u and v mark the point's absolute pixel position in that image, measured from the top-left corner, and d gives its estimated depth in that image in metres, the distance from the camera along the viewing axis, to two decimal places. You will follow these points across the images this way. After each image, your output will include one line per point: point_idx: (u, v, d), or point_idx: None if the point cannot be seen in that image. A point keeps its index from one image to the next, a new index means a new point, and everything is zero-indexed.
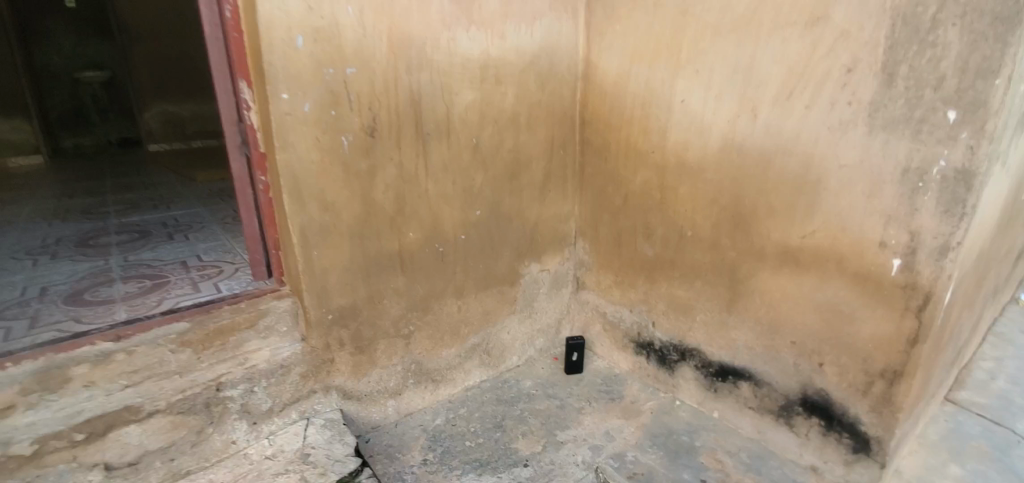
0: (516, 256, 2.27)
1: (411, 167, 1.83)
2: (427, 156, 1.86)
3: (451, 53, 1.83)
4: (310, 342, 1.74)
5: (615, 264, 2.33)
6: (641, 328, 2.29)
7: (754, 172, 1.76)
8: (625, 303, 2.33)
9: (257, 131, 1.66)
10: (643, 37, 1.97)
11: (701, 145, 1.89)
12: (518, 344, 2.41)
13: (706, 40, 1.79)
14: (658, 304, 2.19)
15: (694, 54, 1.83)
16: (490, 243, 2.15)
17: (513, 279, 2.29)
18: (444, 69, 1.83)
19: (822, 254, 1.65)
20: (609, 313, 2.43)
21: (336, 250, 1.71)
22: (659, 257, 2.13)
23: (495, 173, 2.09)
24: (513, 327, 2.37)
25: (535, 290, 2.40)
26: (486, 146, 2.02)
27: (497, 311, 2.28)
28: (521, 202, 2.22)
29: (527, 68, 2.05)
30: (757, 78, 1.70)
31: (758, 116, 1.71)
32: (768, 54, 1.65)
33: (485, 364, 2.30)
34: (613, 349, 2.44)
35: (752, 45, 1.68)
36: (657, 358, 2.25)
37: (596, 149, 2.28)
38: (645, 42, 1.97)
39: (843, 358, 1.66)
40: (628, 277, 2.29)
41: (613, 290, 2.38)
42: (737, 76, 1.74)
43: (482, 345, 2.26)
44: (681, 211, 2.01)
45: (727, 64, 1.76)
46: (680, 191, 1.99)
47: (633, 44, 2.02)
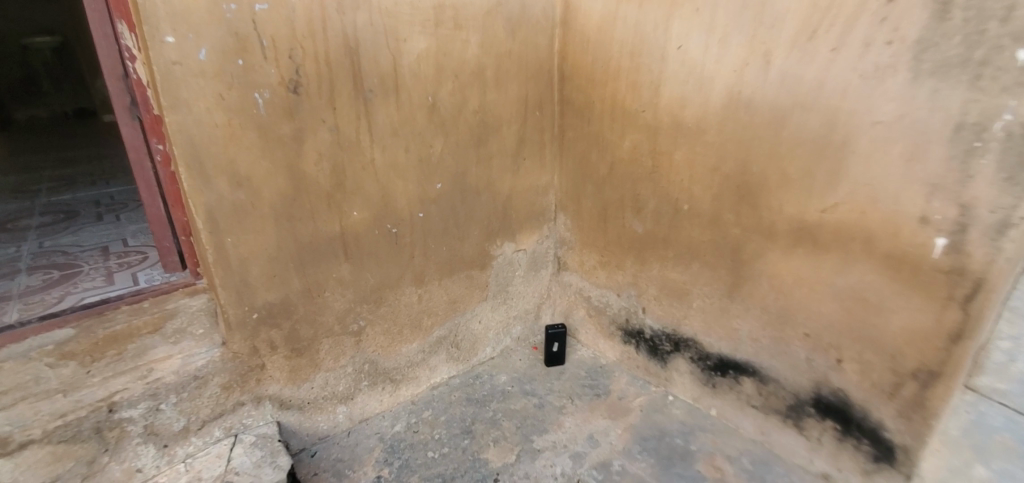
0: (486, 235, 1.97)
1: (351, 132, 1.50)
2: (371, 118, 1.53)
3: None
4: (233, 347, 1.44)
5: (601, 242, 2.04)
6: (629, 315, 2.02)
7: (765, 133, 1.46)
8: (611, 287, 2.06)
9: (146, 87, 1.31)
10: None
11: (702, 101, 1.57)
12: (491, 334, 2.14)
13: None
14: (649, 288, 1.91)
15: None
16: (454, 222, 1.85)
17: (484, 261, 1.99)
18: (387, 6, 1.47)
19: (847, 231, 1.36)
20: (594, 297, 2.15)
21: (258, 236, 1.40)
22: (650, 234, 1.84)
23: (457, 138, 1.76)
24: (485, 316, 2.09)
25: (510, 273, 2.11)
26: (446, 106, 1.69)
27: (466, 298, 1.99)
28: (491, 172, 1.90)
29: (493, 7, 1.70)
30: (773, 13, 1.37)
31: (774, 61, 1.39)
32: None
33: (454, 358, 2.03)
34: (599, 337, 2.18)
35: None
36: (647, 349, 1.99)
37: (578, 109, 1.95)
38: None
39: (868, 354, 1.40)
40: (615, 257, 2.00)
41: (598, 271, 2.09)
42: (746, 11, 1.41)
43: (449, 338, 1.98)
44: (677, 181, 1.71)
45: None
46: (676, 157, 1.69)
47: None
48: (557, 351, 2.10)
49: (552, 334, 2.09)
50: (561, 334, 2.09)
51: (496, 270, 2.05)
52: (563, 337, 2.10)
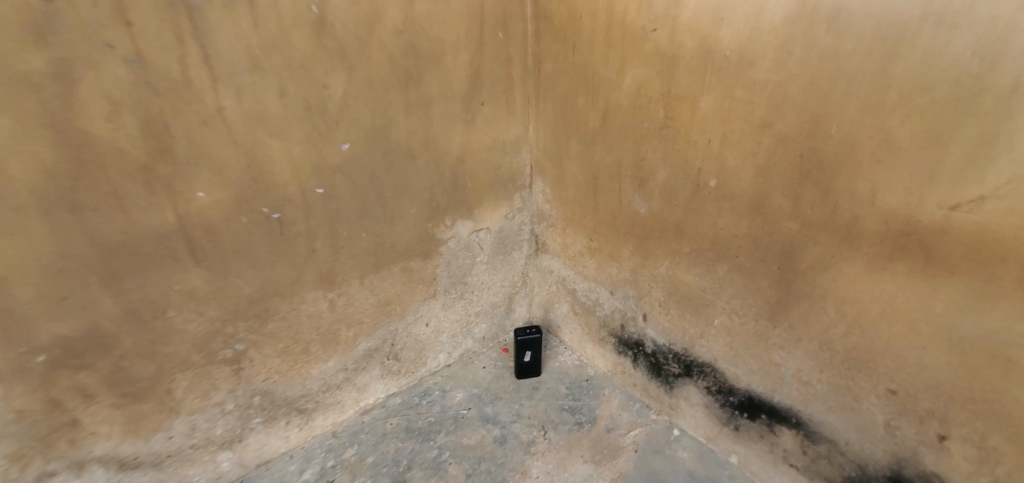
0: (428, 214, 1.41)
1: (170, 67, 0.93)
2: (204, 41, 0.94)
3: None
4: (15, 404, 0.97)
5: (588, 222, 1.48)
6: (626, 320, 1.50)
7: (860, 68, 0.85)
8: (603, 281, 1.51)
9: None
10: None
11: (746, 12, 0.95)
12: (445, 337, 1.63)
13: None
14: (653, 291, 1.37)
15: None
16: (375, 198, 1.29)
17: (427, 249, 1.46)
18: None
19: (993, 245, 0.79)
20: (580, 291, 1.62)
21: (20, 239, 0.88)
22: (656, 218, 1.28)
23: (370, 74, 1.16)
24: (434, 317, 1.57)
25: (467, 261, 1.57)
26: (344, 23, 1.08)
27: (403, 298, 1.47)
28: (429, 124, 1.31)
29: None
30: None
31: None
32: None
33: (393, 373, 1.54)
34: (587, 340, 1.66)
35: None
36: (648, 366, 1.48)
37: (558, 27, 1.31)
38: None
39: (993, 436, 0.87)
40: (607, 243, 1.45)
41: (586, 258, 1.55)
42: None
43: (383, 349, 1.48)
44: (702, 144, 1.11)
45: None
46: (703, 106, 1.08)
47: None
48: (530, 361, 1.61)
49: (523, 340, 1.58)
50: (537, 339, 1.59)
51: (446, 258, 1.52)
52: (538, 343, 1.59)
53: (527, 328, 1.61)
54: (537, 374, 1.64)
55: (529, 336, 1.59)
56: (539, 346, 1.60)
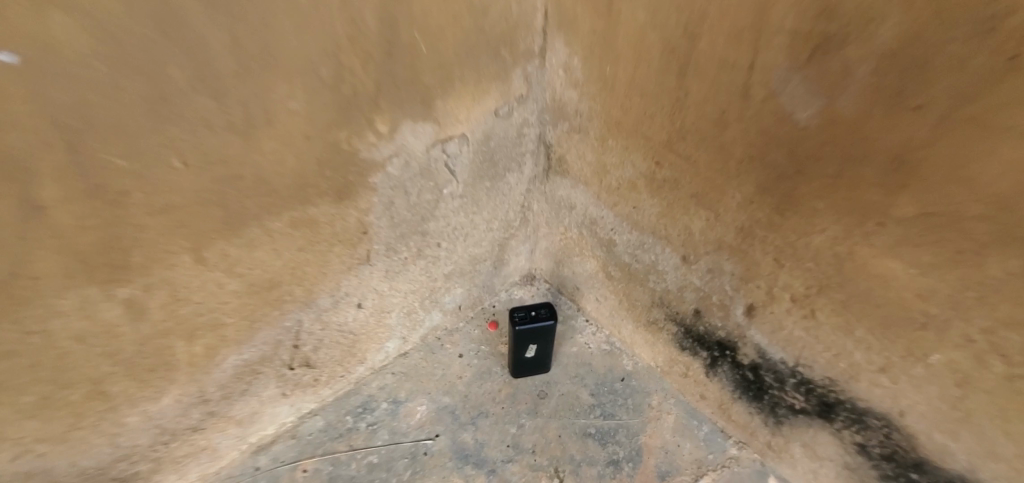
0: (335, 112, 0.67)
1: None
2: None
3: None
4: None
5: (660, 129, 0.76)
6: (708, 308, 0.85)
7: None
8: (675, 241, 0.83)
9: None
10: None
11: None
12: (394, 317, 0.98)
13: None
14: (783, 275, 0.70)
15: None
16: (188, 78, 0.55)
17: (343, 181, 0.74)
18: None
19: None
20: (623, 248, 0.94)
21: None
22: (846, 135, 0.56)
23: None
24: (371, 293, 0.91)
25: (425, 197, 0.86)
26: None
27: (304, 272, 0.79)
28: None
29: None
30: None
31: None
32: None
33: (306, 386, 0.93)
34: (627, 320, 1.03)
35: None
36: (738, 382, 0.87)
37: None
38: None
39: None
40: (696, 174, 0.74)
41: (641, 195, 0.85)
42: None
43: (277, 361, 0.85)
44: None
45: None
46: None
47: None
48: (537, 355, 1.00)
49: (526, 329, 0.96)
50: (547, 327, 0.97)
51: (384, 195, 0.80)
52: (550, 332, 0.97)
53: (531, 307, 0.98)
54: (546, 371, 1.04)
55: (534, 322, 0.96)
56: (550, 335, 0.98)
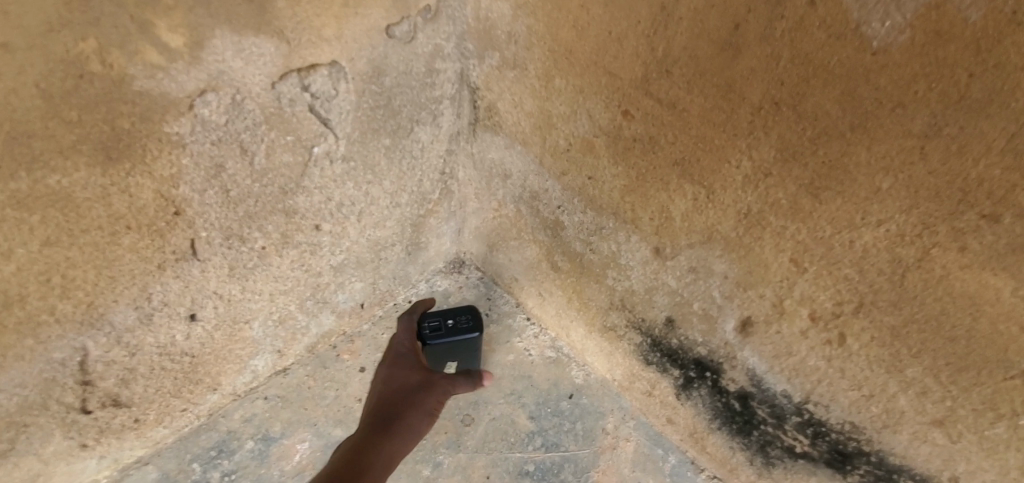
0: None
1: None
2: None
3: None
4: None
5: (632, 59, 0.50)
6: (683, 317, 0.62)
7: None
8: (643, 226, 0.60)
9: None
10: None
11: None
12: (255, 329, 0.70)
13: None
14: (797, 282, 0.48)
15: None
16: None
17: (110, 131, 0.45)
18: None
19: None
20: (574, 232, 0.69)
21: None
22: (961, 59, 0.33)
23: None
24: (211, 301, 0.62)
25: (282, 160, 0.58)
26: None
27: (69, 277, 0.50)
28: None
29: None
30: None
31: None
32: None
33: (124, 435, 0.66)
34: (579, 323, 0.79)
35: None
36: (720, 412, 0.66)
37: None
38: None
39: None
40: (683, 130, 0.50)
41: (599, 160, 0.60)
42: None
43: (61, 415, 0.58)
44: None
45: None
46: None
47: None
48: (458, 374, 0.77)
49: (440, 343, 0.71)
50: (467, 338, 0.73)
51: (202, 155, 0.51)
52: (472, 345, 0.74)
53: (446, 313, 0.73)
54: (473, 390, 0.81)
55: (451, 335, 0.71)
56: (473, 348, 0.74)
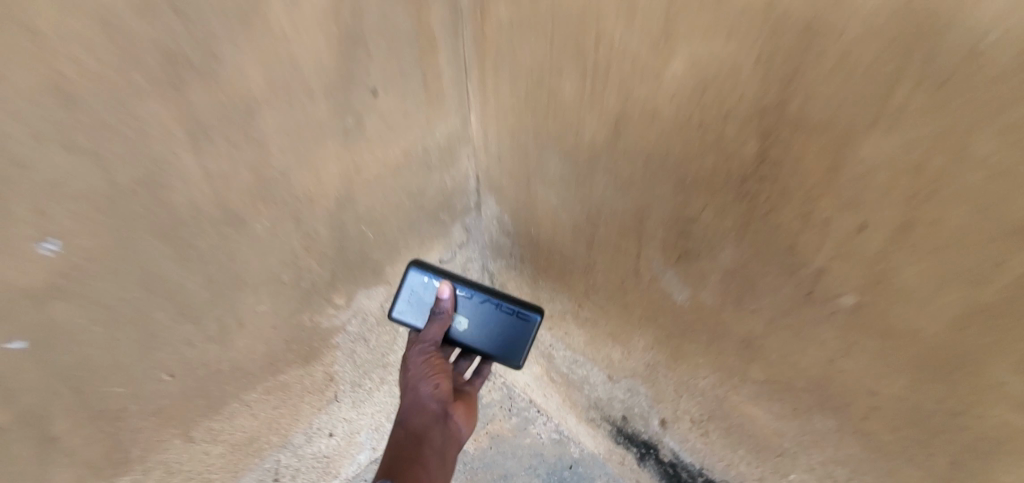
0: (296, 301, 0.80)
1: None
2: None
3: None
4: None
5: (577, 280, 0.91)
6: (630, 414, 1.01)
7: None
8: (599, 361, 0.99)
9: None
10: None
11: None
12: (362, 436, 1.10)
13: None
14: (678, 400, 0.87)
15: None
16: (172, 314, 0.66)
17: (306, 349, 0.87)
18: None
19: None
20: (561, 361, 1.09)
21: None
22: (710, 316, 0.71)
23: (47, 80, 0.43)
24: (341, 423, 1.03)
25: (383, 338, 1.00)
26: None
27: (278, 423, 0.91)
28: (260, 156, 0.62)
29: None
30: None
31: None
32: None
33: None
34: (570, 414, 1.18)
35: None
36: (662, 475, 1.04)
37: None
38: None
39: None
40: (609, 317, 0.90)
41: (568, 323, 1.00)
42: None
43: None
44: (840, 234, 0.52)
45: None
46: (863, 160, 0.46)
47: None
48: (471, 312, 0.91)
49: (415, 316, 0.92)
50: (421, 291, 0.91)
51: (345, 347, 0.93)
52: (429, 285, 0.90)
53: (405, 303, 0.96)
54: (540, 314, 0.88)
55: (399, 302, 0.91)
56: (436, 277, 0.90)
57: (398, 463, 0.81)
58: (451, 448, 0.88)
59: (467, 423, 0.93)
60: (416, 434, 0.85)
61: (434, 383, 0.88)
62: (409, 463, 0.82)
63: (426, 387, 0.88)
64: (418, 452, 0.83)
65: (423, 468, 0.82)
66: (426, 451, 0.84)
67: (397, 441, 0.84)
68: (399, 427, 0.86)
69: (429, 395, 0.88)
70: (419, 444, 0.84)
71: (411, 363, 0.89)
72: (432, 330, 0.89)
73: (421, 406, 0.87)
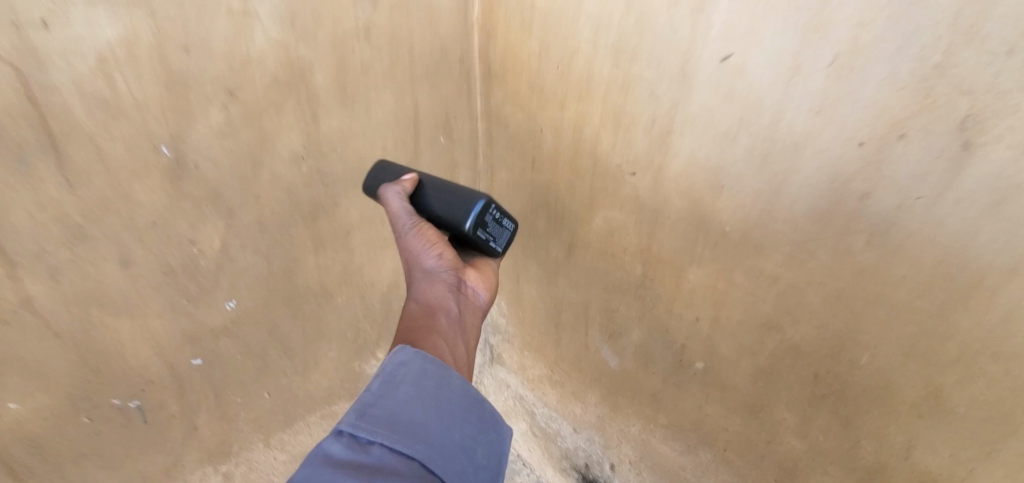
0: (353, 351, 1.17)
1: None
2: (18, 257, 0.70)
3: None
4: None
5: (550, 351, 1.27)
6: (590, 460, 1.30)
7: (891, 317, 0.65)
8: (566, 415, 1.31)
9: None
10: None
11: (755, 194, 0.70)
12: None
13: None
14: (620, 445, 1.18)
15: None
16: (280, 351, 1.04)
17: (353, 388, 1.22)
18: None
19: None
20: (540, 416, 1.40)
21: None
22: (631, 377, 1.06)
23: (259, 215, 0.88)
24: None
25: None
26: (214, 162, 0.79)
27: None
28: (350, 256, 1.05)
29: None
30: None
31: (994, 87, 0.49)
32: None
33: None
34: (548, 465, 1.46)
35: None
36: None
37: (513, 135, 1.04)
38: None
39: None
40: (571, 379, 1.24)
41: (545, 385, 1.34)
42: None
43: None
44: (688, 320, 0.88)
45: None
46: (692, 279, 0.84)
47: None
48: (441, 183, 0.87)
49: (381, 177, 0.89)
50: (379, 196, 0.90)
51: None
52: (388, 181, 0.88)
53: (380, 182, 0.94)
54: (471, 221, 0.81)
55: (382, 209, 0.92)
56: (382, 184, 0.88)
57: (410, 334, 0.75)
58: (467, 322, 0.82)
59: (486, 286, 0.86)
60: (430, 304, 0.79)
61: (437, 249, 0.81)
62: (424, 331, 0.76)
63: (430, 258, 0.81)
64: (430, 321, 0.77)
65: (436, 333, 0.76)
66: (439, 318, 0.78)
67: (410, 315, 0.79)
68: (413, 309, 0.79)
69: (435, 262, 0.81)
70: (428, 311, 0.78)
71: (405, 236, 0.83)
72: (404, 198, 0.84)
73: (429, 277, 0.81)
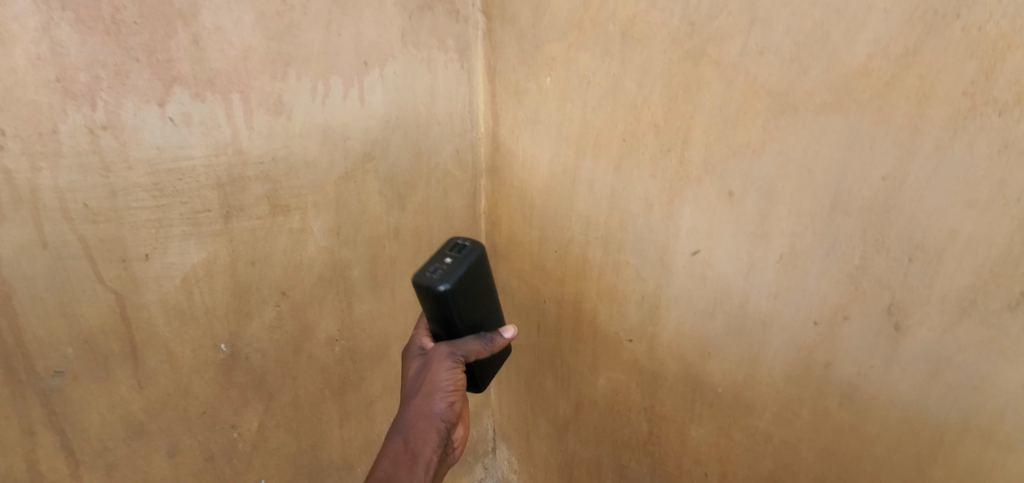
0: None
1: (10, 465, 0.73)
2: (82, 456, 0.78)
3: (95, 225, 0.70)
4: None
5: None
6: None
7: (879, 472, 0.72)
8: None
9: None
10: (593, 82, 0.85)
11: (737, 361, 0.81)
12: None
13: (768, 70, 0.65)
14: None
15: (736, 113, 0.69)
16: None
17: None
18: (71, 184, 0.67)
19: None
20: None
21: None
22: None
23: (294, 395, 0.97)
24: None
25: None
26: (262, 352, 0.90)
27: None
28: (372, 425, 1.12)
29: (362, 146, 0.91)
30: (938, 130, 0.55)
31: (907, 283, 0.62)
32: (931, 229, 0.58)
33: None
34: None
35: (986, 48, 0.51)
36: None
37: (518, 304, 1.18)
38: (598, 99, 0.85)
39: None
40: None
41: None
42: (897, 138, 0.58)
43: None
44: (696, 475, 0.94)
45: (841, 99, 0.60)
46: (695, 436, 0.92)
47: (570, 101, 0.89)
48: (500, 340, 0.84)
49: (458, 288, 0.74)
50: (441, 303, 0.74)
51: None
52: (462, 301, 0.76)
53: (435, 266, 0.76)
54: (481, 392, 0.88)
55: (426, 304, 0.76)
56: (459, 309, 0.75)
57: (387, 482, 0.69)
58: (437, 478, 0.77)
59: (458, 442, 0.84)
60: (417, 451, 0.73)
61: (452, 397, 0.76)
62: None
63: (442, 402, 0.76)
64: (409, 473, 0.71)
65: None
66: (418, 472, 0.72)
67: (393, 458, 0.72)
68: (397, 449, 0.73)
69: (443, 409, 0.76)
70: (415, 461, 0.72)
71: (442, 371, 0.76)
72: (471, 346, 0.78)
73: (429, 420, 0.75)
